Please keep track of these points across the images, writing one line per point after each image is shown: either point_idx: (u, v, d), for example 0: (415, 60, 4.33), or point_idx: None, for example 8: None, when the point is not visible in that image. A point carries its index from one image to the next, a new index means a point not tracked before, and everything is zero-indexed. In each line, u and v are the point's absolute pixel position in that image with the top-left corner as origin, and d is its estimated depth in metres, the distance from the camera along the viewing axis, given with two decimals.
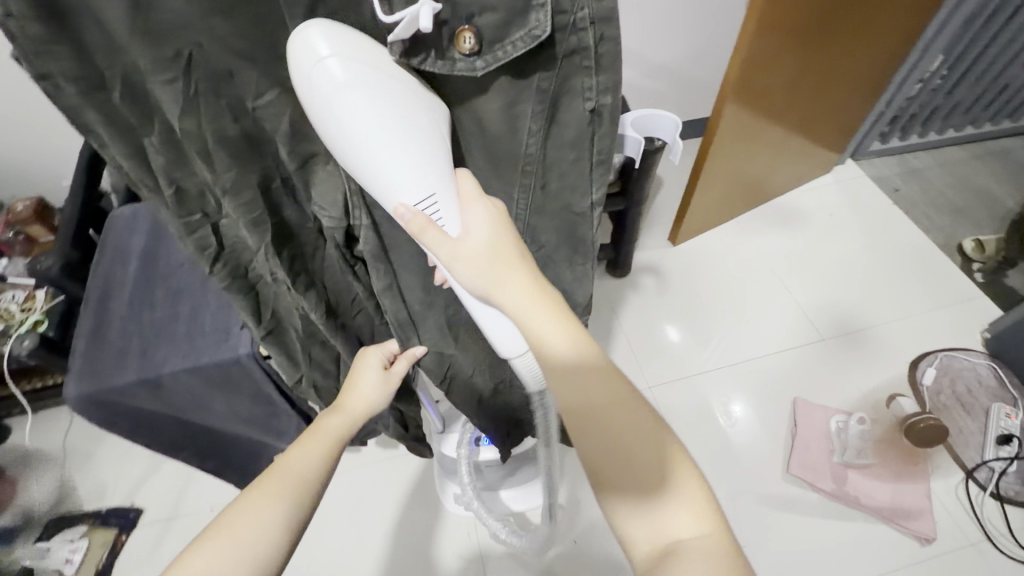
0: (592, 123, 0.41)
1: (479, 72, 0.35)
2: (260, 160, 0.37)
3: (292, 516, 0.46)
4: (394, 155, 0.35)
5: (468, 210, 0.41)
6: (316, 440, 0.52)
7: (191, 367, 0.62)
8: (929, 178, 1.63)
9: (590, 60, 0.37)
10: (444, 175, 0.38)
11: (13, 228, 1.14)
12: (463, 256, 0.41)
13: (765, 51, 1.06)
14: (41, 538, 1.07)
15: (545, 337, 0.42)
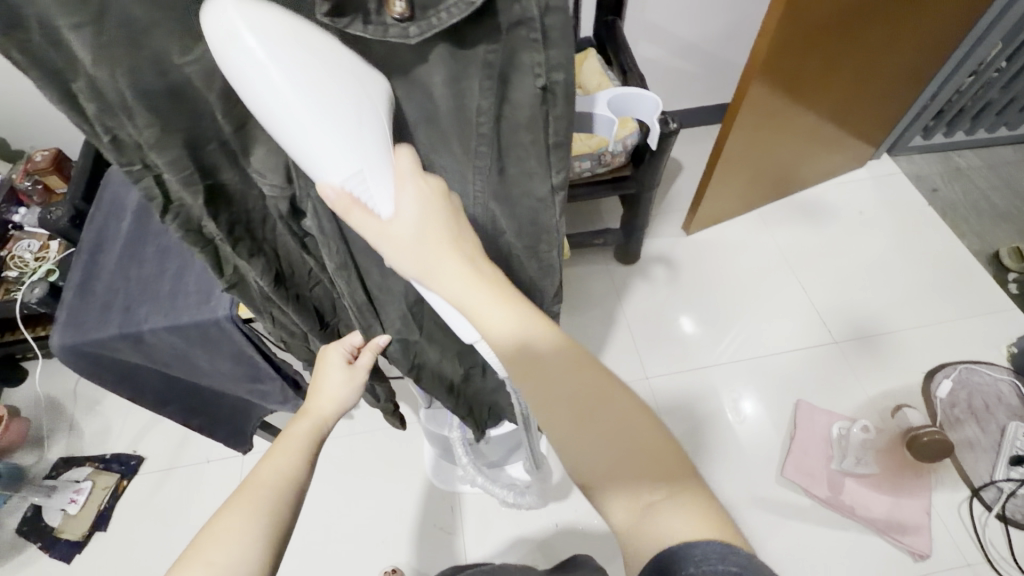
0: (544, 102, 0.38)
1: (413, 40, 0.32)
2: (190, 119, 0.35)
3: (273, 520, 0.46)
4: (323, 142, 0.34)
5: (403, 187, 0.39)
6: (291, 443, 0.53)
7: (171, 325, 0.62)
8: (972, 180, 1.53)
9: (538, 32, 0.34)
10: (376, 155, 0.37)
11: (31, 178, 1.17)
12: (395, 240, 0.41)
13: (798, 29, 0.99)
14: (50, 475, 1.13)
15: (492, 324, 0.41)
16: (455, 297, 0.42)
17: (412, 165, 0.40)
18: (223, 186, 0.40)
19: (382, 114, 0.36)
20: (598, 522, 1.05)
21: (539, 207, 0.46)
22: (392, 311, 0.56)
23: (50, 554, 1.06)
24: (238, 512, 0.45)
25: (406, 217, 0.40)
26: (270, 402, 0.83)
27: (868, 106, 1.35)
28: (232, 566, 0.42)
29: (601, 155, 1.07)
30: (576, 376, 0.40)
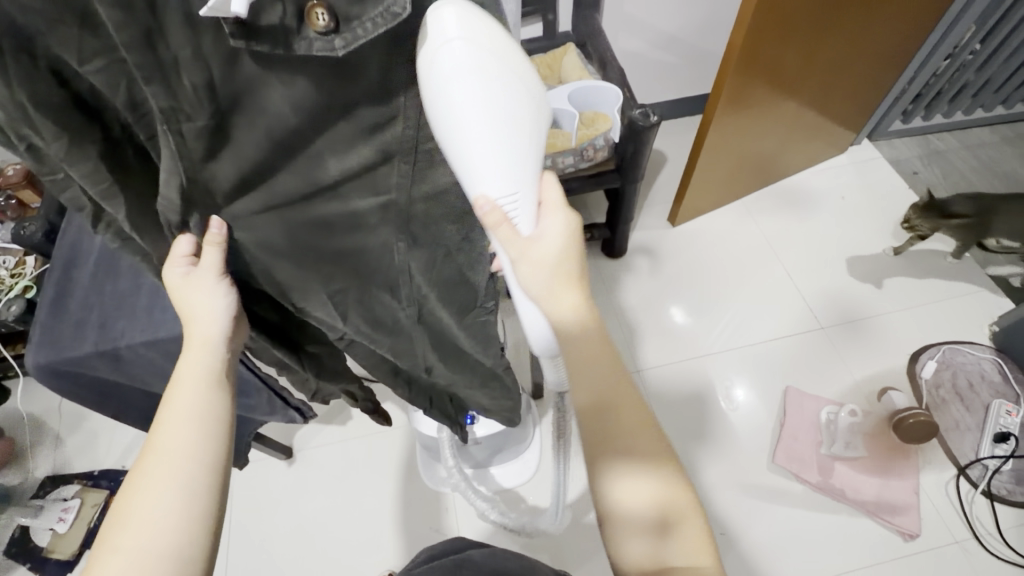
0: None
1: (340, 53, 0.28)
2: (96, 134, 0.32)
3: (188, 486, 0.42)
4: (498, 156, 0.36)
5: (546, 216, 0.44)
6: (187, 389, 0.45)
7: (149, 341, 0.61)
8: (952, 162, 1.54)
9: (461, 33, 0.31)
10: (528, 179, 0.40)
11: (4, 193, 1.14)
12: (531, 252, 0.43)
13: (773, 20, 1.00)
14: (38, 495, 1.11)
15: (559, 311, 0.44)
16: (560, 319, 0.44)
17: (557, 194, 0.44)
18: (148, 203, 0.37)
19: (536, 134, 0.38)
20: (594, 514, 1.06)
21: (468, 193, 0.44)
22: (327, 319, 0.52)
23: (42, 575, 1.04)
24: (145, 495, 0.41)
25: (547, 240, 0.44)
26: (257, 413, 0.81)
27: (846, 91, 1.35)
28: (155, 540, 0.40)
29: (583, 151, 1.07)
30: (655, 454, 0.44)
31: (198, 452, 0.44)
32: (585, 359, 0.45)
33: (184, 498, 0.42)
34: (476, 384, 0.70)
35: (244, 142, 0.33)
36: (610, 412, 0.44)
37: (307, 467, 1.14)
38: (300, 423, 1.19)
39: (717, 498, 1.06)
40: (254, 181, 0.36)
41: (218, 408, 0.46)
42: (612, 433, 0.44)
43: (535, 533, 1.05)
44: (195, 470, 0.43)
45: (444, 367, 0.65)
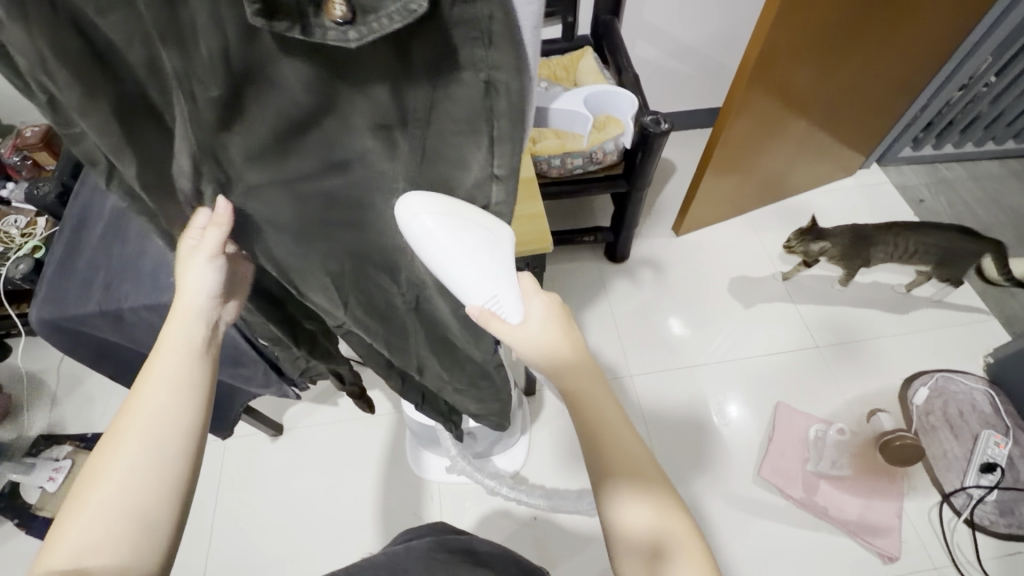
0: (487, 98, 0.33)
1: (352, 45, 0.28)
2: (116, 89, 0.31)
3: (163, 449, 0.44)
4: (477, 282, 0.44)
5: (529, 301, 0.48)
6: (167, 354, 0.46)
7: (150, 305, 0.62)
8: (958, 193, 1.55)
9: (479, 30, 0.30)
10: (505, 280, 0.46)
11: (21, 153, 1.16)
12: (522, 338, 0.46)
13: (789, 39, 1.01)
14: (30, 452, 1.13)
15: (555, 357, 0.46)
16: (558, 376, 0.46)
17: (533, 285, 0.48)
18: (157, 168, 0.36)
19: (510, 252, 0.44)
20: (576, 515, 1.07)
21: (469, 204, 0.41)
22: (329, 306, 0.52)
23: (27, 532, 1.06)
24: (118, 455, 0.43)
25: (533, 323, 0.47)
26: (251, 384, 0.83)
27: (858, 114, 1.36)
28: (128, 497, 0.42)
29: (593, 153, 1.08)
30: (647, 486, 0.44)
31: (176, 417, 0.45)
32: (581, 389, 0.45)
33: (160, 461, 0.44)
34: (466, 380, 0.70)
35: (254, 118, 0.33)
36: (605, 445, 0.44)
37: (296, 446, 1.15)
38: (292, 402, 1.20)
39: (700, 509, 1.07)
40: (262, 158, 0.36)
41: (198, 377, 0.47)
42: (608, 468, 0.44)
43: (515, 527, 1.06)
44: (170, 436, 0.44)
45: (435, 361, 0.65)
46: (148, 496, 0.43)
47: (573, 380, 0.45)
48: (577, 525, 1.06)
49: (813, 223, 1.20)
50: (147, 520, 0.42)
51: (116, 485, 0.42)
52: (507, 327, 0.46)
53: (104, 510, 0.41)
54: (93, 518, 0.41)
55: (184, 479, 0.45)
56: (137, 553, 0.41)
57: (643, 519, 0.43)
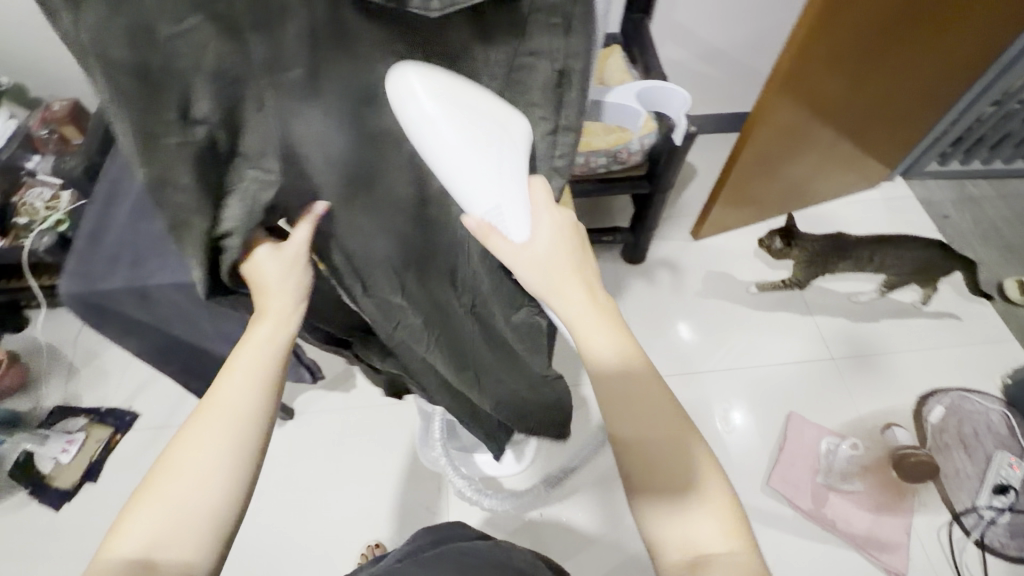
0: (560, 83, 0.38)
1: (434, 14, 0.31)
2: (163, 101, 0.30)
3: (235, 444, 0.46)
4: (479, 184, 0.40)
5: (538, 216, 0.44)
6: (248, 350, 0.48)
7: (178, 283, 0.62)
8: (983, 210, 1.52)
9: (558, 15, 0.35)
10: (515, 188, 0.42)
11: (48, 126, 1.16)
12: (528, 259, 0.45)
13: (822, 48, 1.00)
14: (46, 423, 1.14)
15: (593, 346, 0.45)
16: (577, 318, 0.45)
17: (545, 196, 0.44)
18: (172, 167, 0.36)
19: (522, 153, 0.40)
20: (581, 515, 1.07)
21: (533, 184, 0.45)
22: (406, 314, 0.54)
23: (41, 500, 1.08)
24: (194, 448, 0.45)
25: (540, 243, 0.45)
26: None
27: (886, 127, 1.35)
28: (198, 488, 0.44)
29: (617, 152, 1.07)
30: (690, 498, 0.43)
31: (249, 413, 0.46)
32: (591, 331, 0.45)
33: (231, 456, 0.45)
34: (528, 385, 0.71)
35: (331, 97, 0.34)
36: (615, 392, 0.45)
37: (308, 431, 1.16)
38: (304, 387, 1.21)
39: None
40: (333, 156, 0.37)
41: (271, 374, 0.49)
42: (643, 473, 0.44)
43: (522, 524, 1.07)
44: (242, 432, 0.46)
45: (494, 367, 0.66)
46: (215, 490, 0.44)
47: (607, 354, 0.45)
48: (583, 523, 1.06)
49: (790, 222, 1.18)
50: (213, 511, 0.44)
51: (188, 475, 0.44)
52: (508, 241, 0.44)
53: (178, 498, 0.44)
54: (167, 504, 0.43)
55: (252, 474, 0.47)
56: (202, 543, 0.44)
57: (681, 531, 0.43)
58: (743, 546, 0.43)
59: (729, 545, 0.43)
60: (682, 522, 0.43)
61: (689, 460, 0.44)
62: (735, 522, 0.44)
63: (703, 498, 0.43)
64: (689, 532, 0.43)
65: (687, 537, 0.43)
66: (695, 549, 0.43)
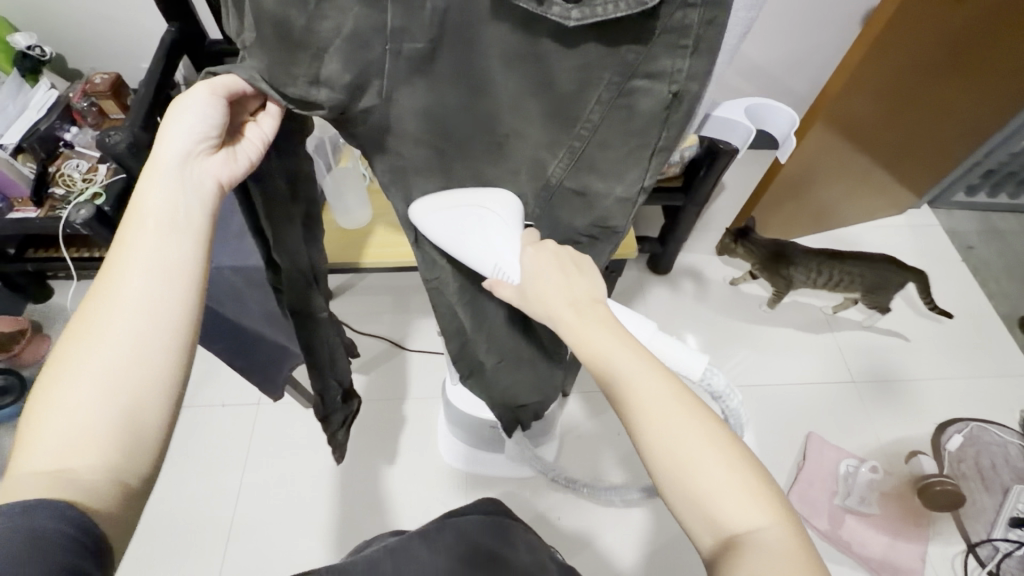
0: (669, 107, 0.39)
1: (572, 22, 0.33)
2: (296, 59, 0.32)
3: (131, 337, 0.40)
4: (490, 243, 0.45)
5: (526, 254, 0.45)
6: (140, 224, 0.43)
7: (238, 265, 0.67)
8: (1008, 244, 1.53)
9: (689, 40, 0.36)
10: (511, 242, 0.46)
11: (88, 99, 1.15)
12: (525, 295, 0.45)
13: (876, 71, 1.01)
14: None
15: (592, 345, 0.42)
16: (574, 330, 0.43)
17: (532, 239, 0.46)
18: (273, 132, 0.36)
19: (513, 216, 0.46)
20: (598, 520, 1.08)
21: (615, 207, 0.46)
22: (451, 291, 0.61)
23: None
24: (86, 345, 0.39)
25: (536, 276, 0.45)
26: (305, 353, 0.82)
27: (922, 154, 1.35)
28: (91, 392, 0.38)
29: None
30: (720, 491, 0.38)
31: (146, 300, 0.41)
32: (585, 331, 0.43)
33: (128, 351, 0.40)
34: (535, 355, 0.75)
35: (444, 92, 0.37)
36: (616, 388, 0.41)
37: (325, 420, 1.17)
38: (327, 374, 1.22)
39: None
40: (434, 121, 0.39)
41: (173, 254, 0.43)
42: (665, 469, 0.39)
43: (538, 525, 1.08)
44: (142, 324, 0.41)
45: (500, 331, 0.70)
46: (114, 391, 0.39)
47: (609, 351, 0.42)
48: (599, 528, 1.07)
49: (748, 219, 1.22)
50: (111, 416, 0.39)
51: (80, 379, 0.39)
52: (512, 290, 0.46)
53: (69, 407, 0.38)
54: (54, 412, 0.38)
55: (160, 377, 0.41)
56: (119, 453, 0.38)
57: (713, 523, 0.38)
58: (781, 520, 0.37)
59: (776, 535, 0.36)
60: (709, 507, 0.38)
61: (707, 433, 0.39)
62: (767, 494, 0.38)
63: (727, 472, 0.38)
64: (716, 513, 0.37)
65: (713, 517, 0.38)
66: (727, 532, 0.37)
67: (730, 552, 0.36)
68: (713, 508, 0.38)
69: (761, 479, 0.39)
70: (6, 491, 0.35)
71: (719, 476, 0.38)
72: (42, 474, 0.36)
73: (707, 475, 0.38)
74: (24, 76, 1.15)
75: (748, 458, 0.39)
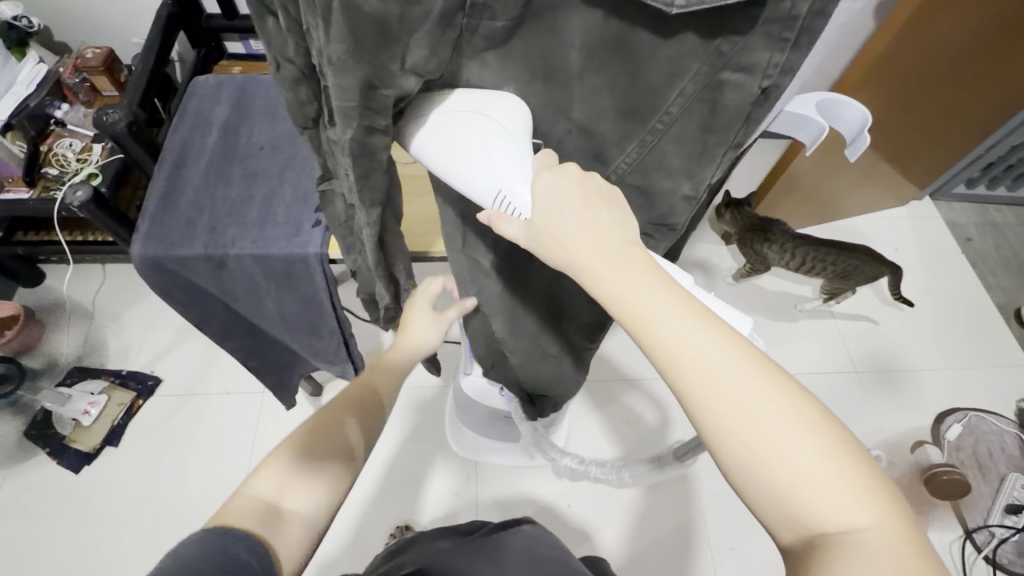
0: (756, 102, 0.39)
1: (675, 9, 0.32)
2: (390, 50, 0.33)
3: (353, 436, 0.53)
4: (489, 167, 0.39)
5: (538, 181, 0.40)
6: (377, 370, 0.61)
7: (259, 254, 0.64)
8: (1005, 236, 1.55)
9: (792, 32, 0.34)
10: (511, 166, 0.39)
11: (80, 74, 1.09)
12: (544, 239, 0.40)
13: (903, 57, 1.03)
14: (65, 383, 1.12)
15: (651, 323, 0.37)
16: (625, 296, 0.38)
17: (545, 164, 0.41)
18: (369, 142, 0.37)
19: (514, 129, 0.39)
20: (607, 513, 1.08)
21: (678, 204, 0.49)
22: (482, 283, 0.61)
23: (59, 462, 1.06)
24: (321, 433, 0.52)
25: (565, 219, 0.39)
26: (319, 347, 0.80)
27: (932, 147, 1.35)
28: (315, 464, 0.49)
29: None
30: (807, 488, 0.34)
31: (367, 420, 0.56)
32: (638, 301, 0.37)
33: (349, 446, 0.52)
34: (557, 362, 0.74)
35: (518, 62, 0.37)
36: (682, 373, 0.36)
37: None
38: None
39: (731, 519, 1.09)
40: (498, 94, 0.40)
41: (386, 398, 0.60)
42: (742, 466, 0.36)
43: (549, 516, 1.08)
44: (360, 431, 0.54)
45: (531, 338, 0.69)
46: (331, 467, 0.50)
47: (669, 322, 0.37)
48: (607, 518, 1.08)
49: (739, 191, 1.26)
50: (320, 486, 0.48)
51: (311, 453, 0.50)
52: (520, 227, 0.40)
53: (297, 473, 0.48)
54: (283, 473, 0.48)
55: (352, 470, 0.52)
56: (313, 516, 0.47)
57: (801, 523, 0.35)
58: (877, 515, 0.34)
59: (871, 529, 0.34)
60: (797, 504, 0.34)
61: (791, 416, 0.35)
62: (857, 472, 0.35)
63: (815, 457, 0.34)
64: (804, 510, 0.34)
65: (800, 518, 0.34)
66: (812, 524, 0.34)
67: (817, 555, 0.34)
68: (804, 507, 0.34)
69: (852, 461, 0.35)
70: (233, 510, 0.44)
71: (805, 462, 0.34)
72: (264, 506, 0.45)
73: (791, 463, 0.35)
74: (10, 48, 1.08)
75: (837, 437, 0.36)
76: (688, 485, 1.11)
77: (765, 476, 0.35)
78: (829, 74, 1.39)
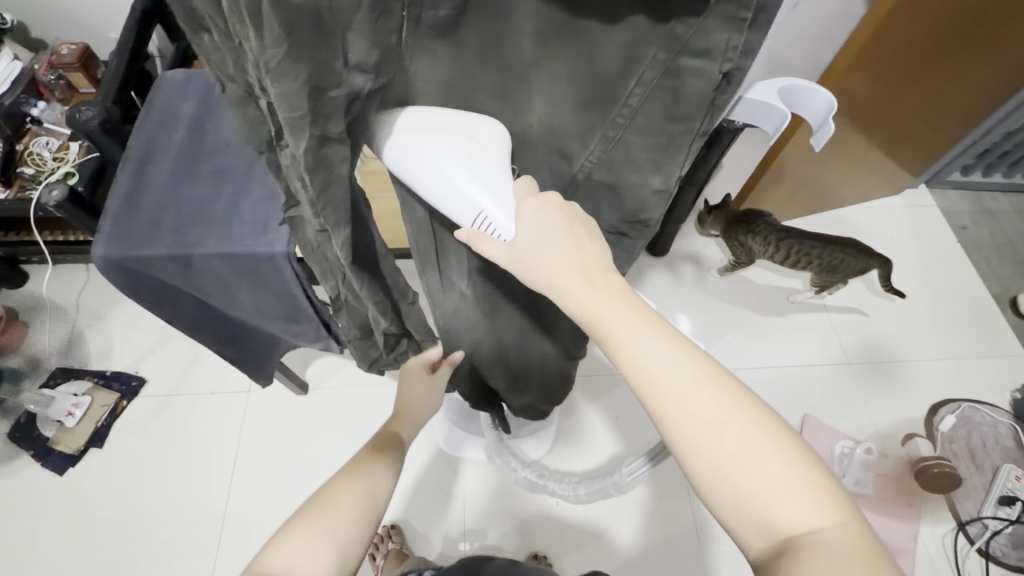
0: (718, 87, 0.37)
1: None
2: (331, 50, 0.29)
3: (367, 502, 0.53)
4: (468, 188, 0.40)
5: (522, 210, 0.39)
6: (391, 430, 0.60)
7: (226, 253, 0.63)
8: (1000, 224, 1.53)
9: (748, 11, 0.32)
10: (493, 190, 0.40)
11: (55, 71, 1.08)
12: (518, 261, 0.39)
13: (893, 42, 1.00)
14: (47, 384, 1.11)
15: (615, 329, 0.36)
16: (589, 304, 0.37)
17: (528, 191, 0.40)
18: (323, 155, 0.34)
19: (497, 154, 0.40)
20: (595, 509, 1.07)
21: (650, 199, 0.46)
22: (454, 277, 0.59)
23: (43, 464, 1.05)
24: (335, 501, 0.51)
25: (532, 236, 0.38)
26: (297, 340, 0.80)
27: (925, 134, 1.33)
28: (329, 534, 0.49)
29: None
30: (774, 491, 0.33)
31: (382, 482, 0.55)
32: (603, 308, 0.36)
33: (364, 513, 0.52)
34: (538, 358, 0.72)
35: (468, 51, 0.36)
36: (648, 381, 0.35)
37: (316, 409, 1.14)
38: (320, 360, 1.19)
39: None
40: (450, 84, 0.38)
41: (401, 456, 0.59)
42: (710, 471, 0.34)
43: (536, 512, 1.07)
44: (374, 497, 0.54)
45: (510, 337, 0.67)
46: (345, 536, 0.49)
47: (632, 328, 0.36)
48: (596, 514, 1.07)
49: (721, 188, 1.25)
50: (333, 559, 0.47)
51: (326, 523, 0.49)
52: (502, 249, 0.40)
53: (312, 546, 0.47)
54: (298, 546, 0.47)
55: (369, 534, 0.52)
56: None
57: (770, 528, 0.33)
58: (844, 520, 0.33)
59: (840, 534, 0.32)
60: (766, 508, 0.33)
61: (756, 423, 0.34)
62: (821, 477, 0.34)
63: (781, 462, 0.34)
64: (772, 514, 0.33)
65: (769, 521, 0.33)
66: (783, 530, 0.33)
67: (786, 557, 0.32)
68: (772, 512, 0.33)
69: (815, 468, 0.34)
70: None
71: (777, 472, 0.33)
72: None
73: (758, 468, 0.34)
74: None
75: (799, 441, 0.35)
76: (677, 479, 1.10)
77: (734, 480, 0.34)
78: (820, 61, 1.36)
